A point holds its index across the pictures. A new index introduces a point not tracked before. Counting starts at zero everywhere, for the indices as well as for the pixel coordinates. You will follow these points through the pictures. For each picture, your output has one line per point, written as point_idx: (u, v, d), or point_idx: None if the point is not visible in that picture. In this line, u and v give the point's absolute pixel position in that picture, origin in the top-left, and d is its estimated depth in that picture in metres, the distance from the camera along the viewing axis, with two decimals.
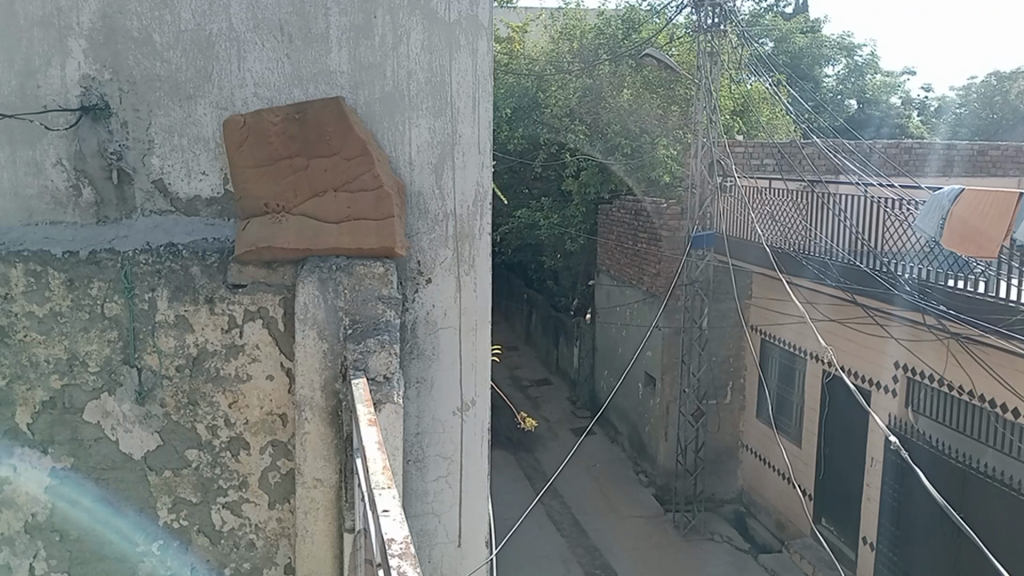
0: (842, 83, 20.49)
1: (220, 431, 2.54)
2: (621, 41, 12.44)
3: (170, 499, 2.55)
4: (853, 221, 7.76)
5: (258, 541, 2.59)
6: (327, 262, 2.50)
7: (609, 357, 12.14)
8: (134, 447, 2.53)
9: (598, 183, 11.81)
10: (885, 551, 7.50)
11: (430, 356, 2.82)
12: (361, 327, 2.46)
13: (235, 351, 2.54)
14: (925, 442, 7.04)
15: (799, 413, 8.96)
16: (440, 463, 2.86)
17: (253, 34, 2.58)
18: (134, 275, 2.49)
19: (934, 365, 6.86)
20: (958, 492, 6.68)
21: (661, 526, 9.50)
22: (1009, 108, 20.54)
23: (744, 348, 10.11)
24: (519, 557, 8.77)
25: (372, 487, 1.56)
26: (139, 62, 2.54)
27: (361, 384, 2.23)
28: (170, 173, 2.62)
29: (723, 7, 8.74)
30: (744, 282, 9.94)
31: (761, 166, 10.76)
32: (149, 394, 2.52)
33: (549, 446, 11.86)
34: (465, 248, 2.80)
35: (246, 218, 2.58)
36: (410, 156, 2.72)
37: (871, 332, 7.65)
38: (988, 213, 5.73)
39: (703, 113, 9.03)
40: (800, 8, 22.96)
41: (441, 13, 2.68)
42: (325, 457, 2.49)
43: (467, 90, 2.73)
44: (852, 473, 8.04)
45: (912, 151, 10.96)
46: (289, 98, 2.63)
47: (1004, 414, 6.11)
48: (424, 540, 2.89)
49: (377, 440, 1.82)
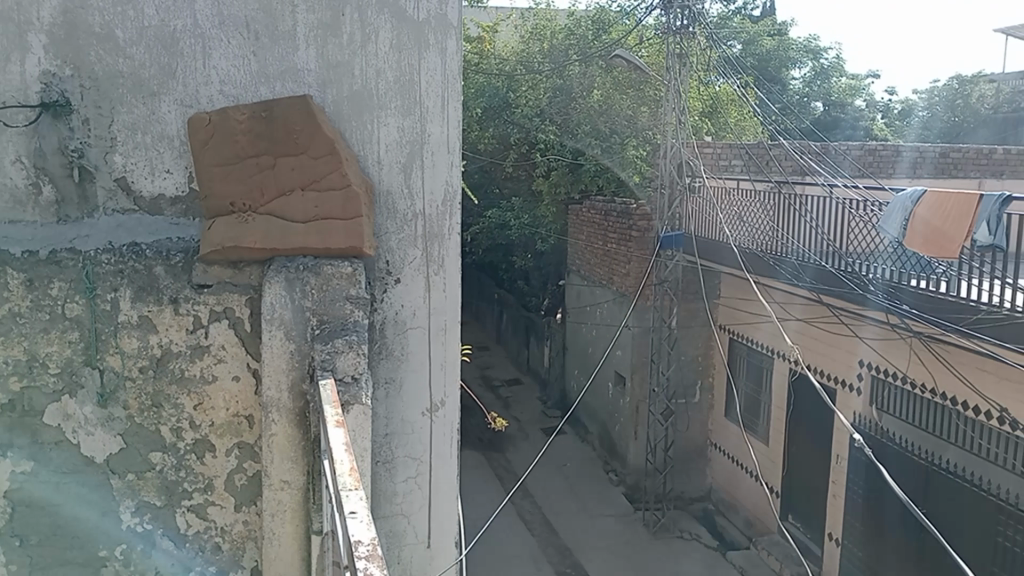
0: (808, 85, 20.85)
1: (185, 433, 2.51)
2: (592, 41, 12.56)
3: (134, 503, 2.51)
4: (821, 223, 7.84)
5: (224, 544, 2.56)
6: (294, 262, 2.48)
7: (579, 357, 12.20)
8: (96, 450, 2.48)
9: (568, 182, 11.84)
10: (850, 546, 7.62)
11: (399, 356, 2.80)
12: (329, 327, 2.44)
13: (200, 351, 2.51)
14: (891, 440, 7.16)
15: (767, 411, 9.06)
16: (409, 464, 2.84)
17: (218, 30, 2.55)
18: (95, 275, 2.47)
19: (900, 364, 6.99)
20: (922, 488, 6.80)
21: (631, 525, 9.55)
22: (970, 111, 21.15)
23: (713, 347, 10.21)
24: (489, 557, 8.75)
25: (339, 488, 1.55)
26: (101, 58, 2.49)
27: (329, 385, 2.22)
28: (133, 171, 2.56)
29: (692, 9, 8.79)
30: (713, 282, 10.03)
31: (729, 168, 11.00)
32: (111, 396, 2.47)
33: (520, 445, 11.88)
34: (435, 248, 2.80)
35: (212, 217, 2.55)
36: (379, 156, 2.71)
37: (840, 332, 7.76)
38: (949, 213, 5.82)
39: (672, 115, 9.09)
40: (767, 10, 23.27)
41: (411, 12, 2.67)
42: (292, 459, 2.46)
43: (436, 89, 2.72)
44: (819, 469, 8.16)
45: (878, 153, 11.13)
46: (256, 96, 2.60)
47: (966, 411, 6.26)
48: (393, 541, 2.87)
49: (344, 441, 1.80)
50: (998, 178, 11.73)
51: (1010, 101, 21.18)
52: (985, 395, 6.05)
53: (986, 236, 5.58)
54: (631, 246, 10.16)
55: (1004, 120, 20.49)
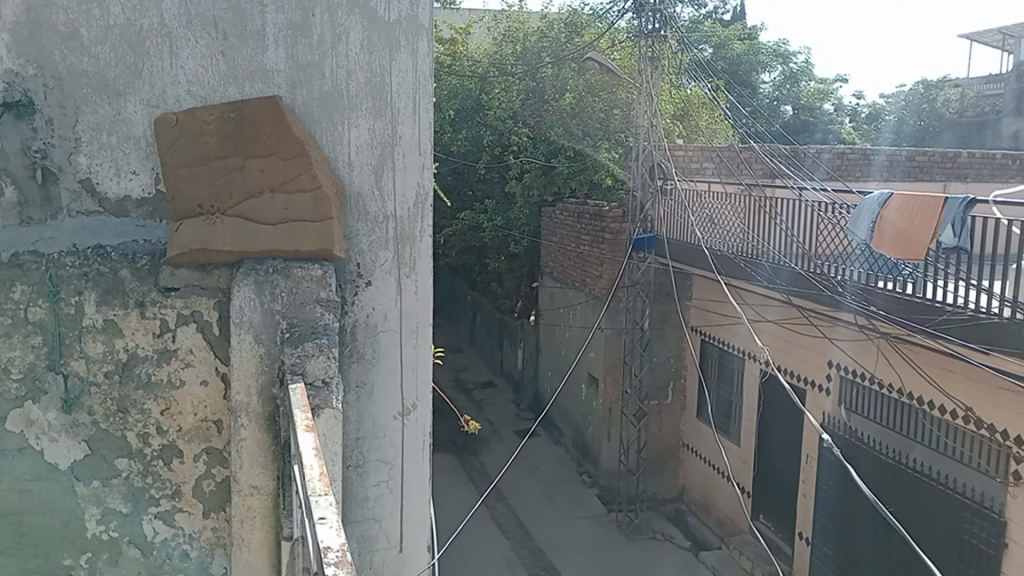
0: (778, 89, 21.03)
1: (152, 439, 2.46)
2: (564, 44, 12.71)
3: (100, 510, 2.46)
4: (791, 225, 7.90)
5: (193, 551, 2.52)
6: (263, 265, 2.45)
7: (552, 359, 12.22)
8: (60, 457, 2.43)
9: (542, 185, 11.79)
10: (820, 545, 7.70)
11: (371, 360, 2.78)
12: (300, 331, 2.41)
13: (168, 356, 2.46)
14: (860, 440, 7.25)
15: (738, 412, 9.13)
16: (381, 468, 2.82)
17: (186, 30, 2.52)
18: (60, 278, 2.41)
19: (870, 366, 7.08)
20: (889, 487, 6.89)
21: (604, 526, 9.58)
22: (935, 116, 21.75)
23: (685, 349, 10.28)
24: (462, 560, 8.72)
25: (308, 493, 1.53)
26: (66, 57, 2.45)
27: (299, 390, 2.19)
28: (98, 172, 2.53)
29: (664, 12, 8.80)
30: (684, 284, 10.10)
31: (702, 170, 11.02)
32: (76, 402, 2.42)
33: (493, 447, 11.87)
34: (406, 250, 2.79)
35: (179, 219, 2.50)
36: (350, 157, 2.68)
37: (811, 333, 7.84)
38: (916, 215, 5.90)
39: (644, 117, 9.13)
40: (737, 15, 23.54)
41: (382, 13, 2.66)
42: (261, 464, 2.43)
43: (407, 91, 2.72)
44: (790, 469, 8.24)
45: (847, 156, 11.37)
46: (224, 96, 2.57)
47: (932, 411, 6.38)
48: (365, 546, 2.84)
49: (314, 446, 1.79)
50: (963, 180, 11.92)
51: (973, 106, 21.71)
52: (952, 395, 6.17)
53: (951, 238, 5.63)
54: (603, 248, 10.17)
55: (967, 124, 21.08)
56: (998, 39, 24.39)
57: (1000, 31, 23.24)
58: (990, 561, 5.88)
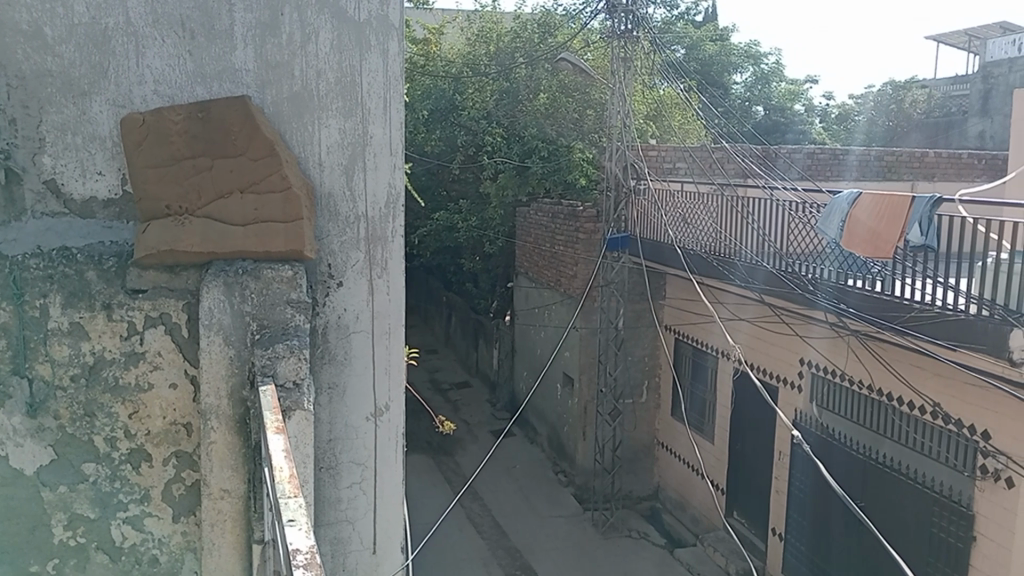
0: (749, 90, 21.13)
1: (120, 443, 2.43)
2: (538, 44, 12.98)
3: (66, 517, 2.42)
4: (764, 225, 7.93)
5: (162, 555, 2.49)
6: (233, 266, 2.43)
7: (528, 358, 12.23)
8: (25, 463, 2.39)
9: (517, 185, 11.73)
10: (793, 542, 7.77)
11: (342, 361, 2.76)
12: (270, 332, 2.40)
13: (135, 359, 2.43)
14: (832, 436, 7.33)
15: (712, 409, 9.21)
16: (354, 470, 2.81)
17: (152, 29, 2.49)
18: (23, 281, 2.38)
19: (842, 363, 7.16)
20: (860, 482, 6.97)
21: (580, 524, 9.60)
22: (903, 116, 22.32)
23: (659, 347, 10.34)
24: (438, 560, 8.70)
25: (277, 497, 1.52)
26: (29, 56, 2.42)
27: (270, 392, 2.18)
28: (63, 173, 2.49)
29: (636, 13, 8.83)
30: (657, 283, 10.16)
31: (675, 170, 11.00)
32: (41, 406, 2.38)
33: (469, 447, 11.86)
34: (378, 251, 2.77)
35: (147, 220, 2.48)
36: (320, 157, 2.67)
37: (785, 332, 7.93)
38: (884, 214, 5.98)
39: (618, 117, 9.16)
40: (709, 16, 23.72)
41: (351, 12, 2.65)
42: (232, 467, 2.40)
43: (378, 91, 2.69)
44: (763, 465, 8.32)
45: (819, 156, 11.49)
46: (192, 96, 2.55)
47: (901, 407, 6.48)
48: (338, 549, 2.82)
49: (283, 448, 1.78)
50: (930, 180, 12.09)
51: (940, 107, 22.03)
52: (923, 393, 6.26)
53: (919, 237, 5.71)
54: (578, 247, 10.18)
55: (934, 124, 21.44)
56: (964, 40, 24.80)
57: (966, 32, 23.65)
58: (959, 555, 5.98)
